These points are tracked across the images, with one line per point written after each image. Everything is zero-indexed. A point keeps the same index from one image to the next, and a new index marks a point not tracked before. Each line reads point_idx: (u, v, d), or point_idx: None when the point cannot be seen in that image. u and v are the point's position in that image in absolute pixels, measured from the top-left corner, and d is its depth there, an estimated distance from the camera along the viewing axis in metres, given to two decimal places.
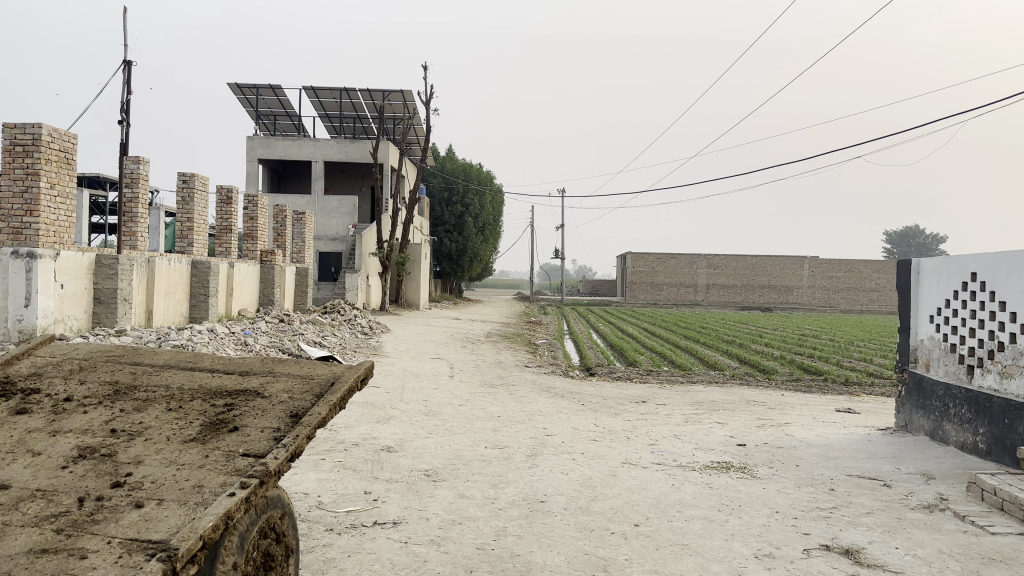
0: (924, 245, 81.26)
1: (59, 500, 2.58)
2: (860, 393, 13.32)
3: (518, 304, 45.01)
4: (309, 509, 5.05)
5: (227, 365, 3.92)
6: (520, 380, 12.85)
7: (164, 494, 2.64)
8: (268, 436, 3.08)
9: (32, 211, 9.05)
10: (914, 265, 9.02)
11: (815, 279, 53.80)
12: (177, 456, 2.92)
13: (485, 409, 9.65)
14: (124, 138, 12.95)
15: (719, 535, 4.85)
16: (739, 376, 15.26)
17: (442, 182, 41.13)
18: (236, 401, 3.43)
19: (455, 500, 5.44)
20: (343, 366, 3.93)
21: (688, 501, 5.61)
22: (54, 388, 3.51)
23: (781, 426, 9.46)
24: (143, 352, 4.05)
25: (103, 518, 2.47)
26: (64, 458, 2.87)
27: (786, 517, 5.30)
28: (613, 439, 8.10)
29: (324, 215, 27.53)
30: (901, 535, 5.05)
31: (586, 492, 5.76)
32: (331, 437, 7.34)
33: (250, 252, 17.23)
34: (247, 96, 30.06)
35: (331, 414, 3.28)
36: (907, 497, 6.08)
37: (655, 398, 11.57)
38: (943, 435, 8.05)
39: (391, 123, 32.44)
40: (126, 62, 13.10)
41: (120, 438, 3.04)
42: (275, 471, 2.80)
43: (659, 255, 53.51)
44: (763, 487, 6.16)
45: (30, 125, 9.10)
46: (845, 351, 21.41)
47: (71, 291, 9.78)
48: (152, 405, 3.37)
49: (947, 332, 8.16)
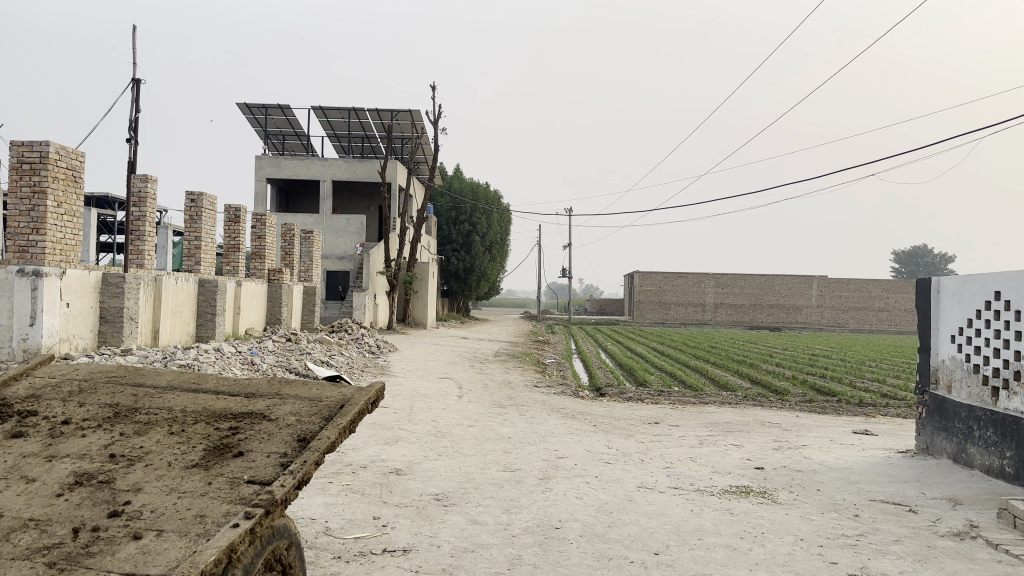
0: (934, 264, 81.06)
1: (53, 530, 2.42)
2: (875, 415, 13.09)
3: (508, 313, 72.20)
4: (316, 535, 4.87)
5: (232, 386, 3.77)
6: (529, 400, 12.65)
7: (164, 525, 2.48)
8: (275, 461, 2.93)
9: (38, 229, 8.95)
10: (933, 283, 8.84)
11: (824, 299, 53.38)
12: (179, 482, 2.77)
13: (494, 430, 9.44)
14: (131, 155, 12.87)
15: (745, 565, 4.63)
16: (753, 396, 15.07)
17: (450, 201, 41.24)
18: (241, 425, 3.27)
19: (466, 526, 5.24)
20: (353, 388, 3.77)
21: (709, 528, 5.39)
22: (52, 410, 3.37)
23: (797, 448, 9.24)
24: (145, 372, 3.92)
25: (98, 551, 2.31)
26: (59, 485, 2.72)
27: (812, 545, 5.10)
28: (627, 461, 7.91)
29: (333, 234, 27.32)
30: (933, 565, 4.82)
31: (602, 518, 5.55)
32: (338, 459, 7.17)
33: (257, 271, 17.07)
34: (256, 116, 30.20)
35: (341, 438, 3.12)
36: (936, 524, 5.85)
37: (667, 419, 11.34)
38: (967, 459, 7.81)
39: (399, 142, 32.58)
40: (135, 81, 13.11)
41: (119, 464, 2.89)
42: (281, 500, 2.63)
43: (666, 274, 53.46)
44: (785, 513, 5.94)
45: (38, 143, 9.05)
46: (857, 371, 21.12)
47: (76, 309, 9.69)
48: (154, 428, 3.22)
49: (970, 353, 7.94)
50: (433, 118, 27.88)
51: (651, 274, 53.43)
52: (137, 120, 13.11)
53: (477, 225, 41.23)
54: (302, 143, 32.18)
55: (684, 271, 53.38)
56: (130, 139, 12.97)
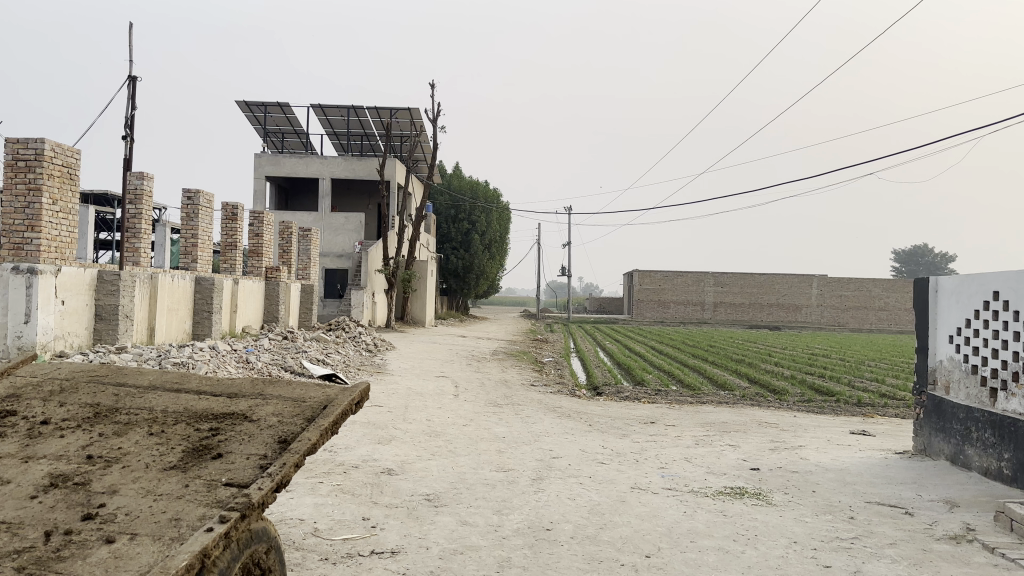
0: (935, 263, 80.99)
1: (25, 534, 2.37)
2: (873, 415, 13.06)
3: (508, 311, 72.01)
4: (304, 536, 4.82)
5: (215, 386, 3.72)
6: (525, 399, 12.60)
7: (138, 528, 2.43)
8: (254, 464, 2.88)
9: (33, 226, 8.89)
10: (932, 284, 8.78)
11: (824, 297, 53.33)
12: (156, 485, 2.71)
13: (489, 429, 9.38)
14: (128, 152, 12.81)
15: (736, 569, 4.59)
16: (750, 396, 15.05)
17: (449, 200, 41.15)
18: (222, 425, 3.23)
19: (457, 527, 5.19)
20: (338, 387, 3.72)
21: (702, 531, 5.34)
22: (31, 410, 3.32)
23: (794, 448, 9.18)
24: (129, 372, 3.87)
25: (69, 555, 2.26)
26: (33, 487, 2.66)
27: (805, 549, 5.04)
28: (621, 461, 7.87)
29: (331, 232, 27.20)
30: (928, 569, 4.77)
31: (595, 520, 5.51)
32: (330, 458, 7.12)
33: (255, 269, 17.00)
34: (255, 114, 30.16)
35: (323, 440, 3.07)
36: (932, 527, 5.80)
37: (664, 419, 11.29)
38: (965, 461, 7.77)
39: (398, 141, 32.50)
40: (132, 78, 13.05)
41: (96, 465, 2.84)
42: (259, 504, 2.58)
43: (666, 273, 53.42)
44: (779, 515, 5.89)
45: (33, 140, 8.98)
46: (855, 370, 21.09)
47: (71, 308, 9.62)
48: (134, 429, 3.17)
49: (968, 353, 7.88)
50: (432, 116, 27.80)
51: (651, 272, 53.39)
52: (133, 118, 13.05)
53: (476, 223, 41.13)
54: (302, 141, 32.14)
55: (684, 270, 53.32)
56: (126, 136, 12.90)
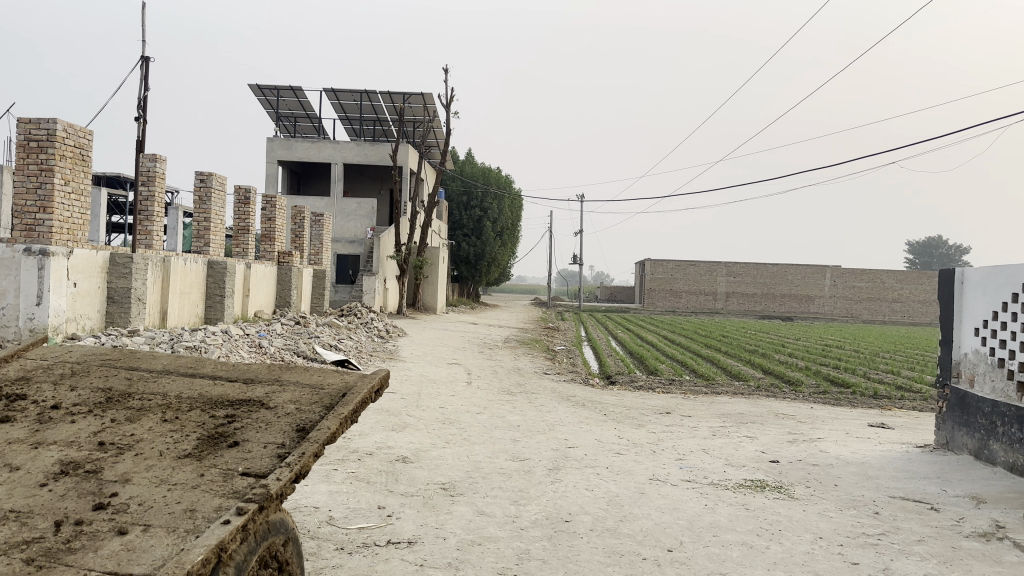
0: (949, 256, 80.40)
1: (35, 523, 2.26)
2: (890, 407, 12.88)
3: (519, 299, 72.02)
4: (318, 525, 4.73)
5: (230, 371, 3.63)
6: (539, 387, 12.49)
7: (152, 519, 2.32)
8: (271, 452, 2.77)
9: (45, 208, 8.82)
10: (958, 274, 8.55)
11: (837, 288, 52.77)
12: (169, 473, 2.61)
13: (504, 418, 9.28)
14: (140, 134, 12.72)
15: (762, 565, 4.46)
16: (765, 386, 14.89)
17: (461, 186, 40.89)
18: (238, 412, 3.12)
19: (473, 518, 5.09)
20: (356, 374, 3.62)
21: (723, 525, 5.22)
22: (41, 394, 3.22)
23: (813, 441, 9.02)
24: (142, 356, 3.78)
25: (80, 547, 2.15)
26: (43, 474, 2.56)
27: (831, 544, 4.91)
28: (639, 451, 7.75)
29: (343, 218, 27.07)
30: (960, 567, 4.62)
31: (613, 512, 5.38)
32: (344, 445, 7.03)
33: (267, 253, 16.94)
34: (267, 97, 30.03)
35: (342, 428, 2.96)
36: (959, 523, 5.64)
37: (680, 409, 11.16)
38: (989, 455, 7.59)
39: (411, 126, 32.30)
40: (145, 60, 12.93)
41: (108, 452, 2.73)
42: (277, 495, 2.47)
43: (677, 262, 53.18)
44: (802, 509, 5.76)
45: (45, 121, 8.89)
46: (870, 362, 20.88)
47: (84, 290, 9.57)
48: (147, 415, 3.07)
49: (994, 347, 7.66)
50: (445, 102, 27.59)
51: (662, 261, 53.07)
52: (146, 99, 12.92)
53: (488, 210, 40.91)
54: (313, 125, 32.00)
55: (695, 260, 53.02)
56: (139, 118, 12.80)
